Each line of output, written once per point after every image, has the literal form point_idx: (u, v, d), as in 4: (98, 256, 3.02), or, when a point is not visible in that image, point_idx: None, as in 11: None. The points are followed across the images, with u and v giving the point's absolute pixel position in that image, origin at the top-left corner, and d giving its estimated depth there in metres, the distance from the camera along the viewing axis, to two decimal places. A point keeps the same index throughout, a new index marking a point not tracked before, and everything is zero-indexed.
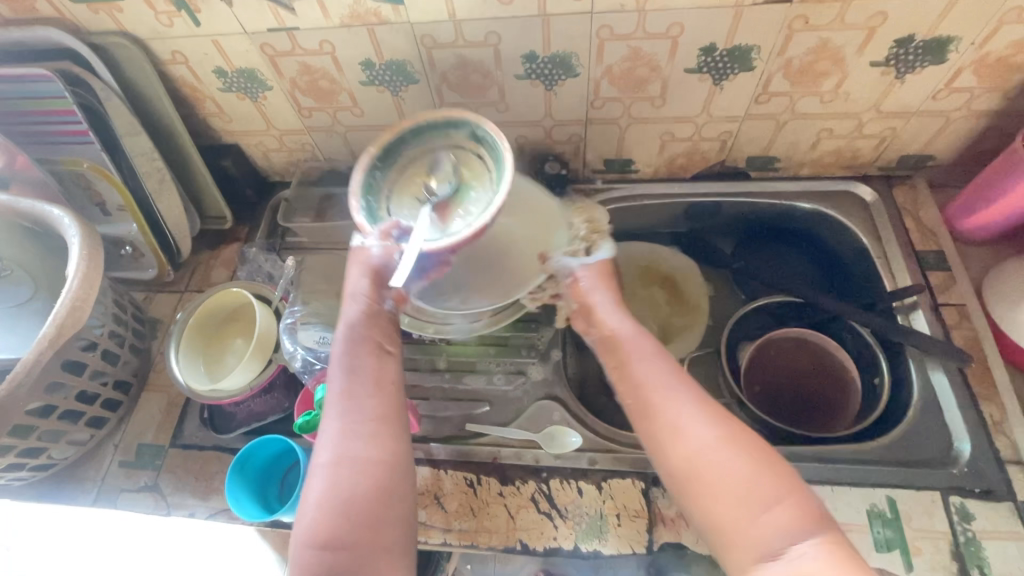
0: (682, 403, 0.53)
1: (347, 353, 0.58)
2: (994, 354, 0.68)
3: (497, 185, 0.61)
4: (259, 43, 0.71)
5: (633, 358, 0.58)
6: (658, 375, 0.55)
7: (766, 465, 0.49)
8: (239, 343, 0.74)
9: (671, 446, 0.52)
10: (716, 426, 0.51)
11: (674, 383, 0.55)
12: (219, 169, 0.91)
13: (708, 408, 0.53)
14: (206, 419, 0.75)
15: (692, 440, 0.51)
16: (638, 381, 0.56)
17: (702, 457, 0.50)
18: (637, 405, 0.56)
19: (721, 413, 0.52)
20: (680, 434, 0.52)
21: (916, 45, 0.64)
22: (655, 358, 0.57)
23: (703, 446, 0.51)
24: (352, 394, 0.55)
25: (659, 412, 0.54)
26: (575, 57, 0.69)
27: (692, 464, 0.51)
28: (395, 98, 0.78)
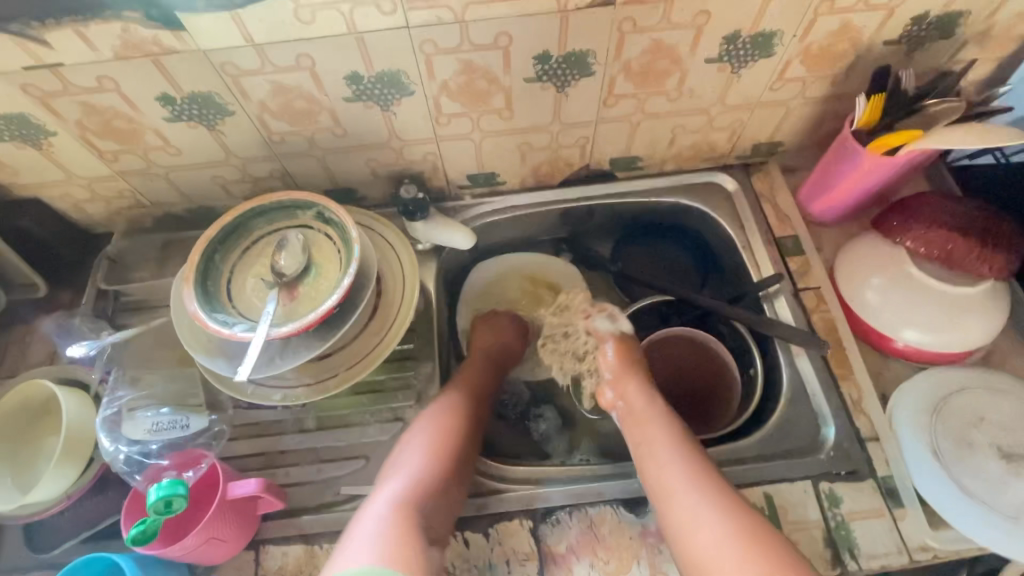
0: (698, 495, 0.56)
1: (467, 427, 0.66)
2: (848, 334, 0.71)
3: (344, 263, 0.62)
4: (19, 83, 0.59)
5: (656, 445, 0.62)
6: (674, 464, 0.59)
7: (779, 564, 0.50)
8: (53, 441, 0.63)
9: (687, 537, 0.54)
10: (729, 519, 0.54)
11: (696, 475, 0.58)
12: (16, 231, 0.76)
13: (724, 500, 0.55)
14: (26, 538, 0.62)
15: (705, 533, 0.54)
16: (661, 463, 0.60)
17: (719, 549, 0.52)
18: (659, 493, 0.59)
19: (733, 508, 0.55)
20: (694, 527, 0.54)
21: (743, 41, 0.64)
22: (678, 451, 0.61)
23: (712, 539, 0.53)
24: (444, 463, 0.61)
25: (677, 504, 0.56)
26: (404, 74, 0.63)
27: (705, 556, 0.52)
28: (213, 132, 0.68)
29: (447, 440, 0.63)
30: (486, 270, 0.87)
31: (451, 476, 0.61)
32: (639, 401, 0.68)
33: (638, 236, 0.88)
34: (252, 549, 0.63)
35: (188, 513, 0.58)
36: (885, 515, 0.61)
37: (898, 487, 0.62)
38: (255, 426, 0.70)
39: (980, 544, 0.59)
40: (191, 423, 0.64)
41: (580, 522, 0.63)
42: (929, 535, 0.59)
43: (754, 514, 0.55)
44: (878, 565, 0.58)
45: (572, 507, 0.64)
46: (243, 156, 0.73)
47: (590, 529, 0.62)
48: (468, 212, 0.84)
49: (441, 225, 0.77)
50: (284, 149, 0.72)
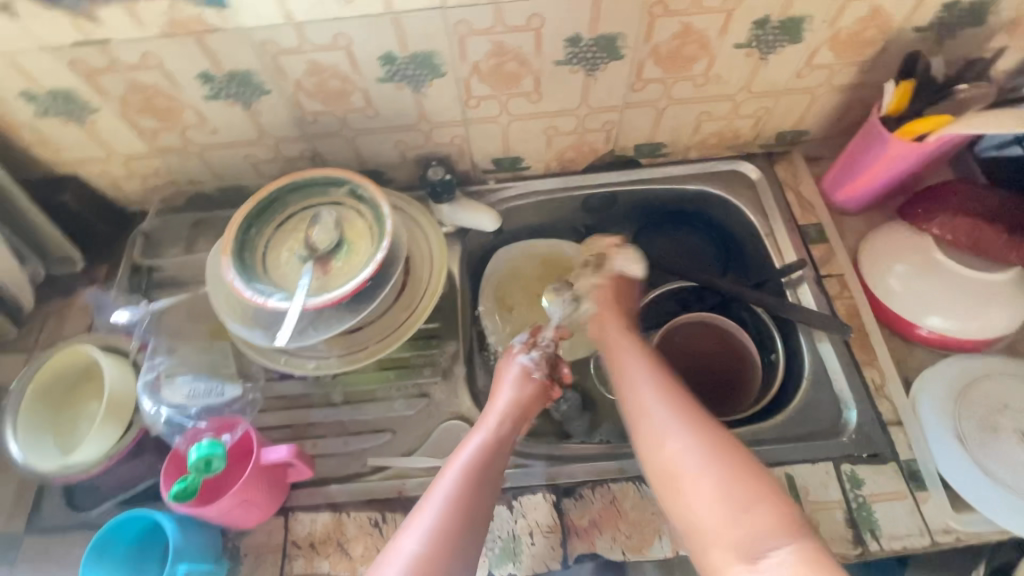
0: (667, 409, 0.60)
1: (498, 453, 0.62)
2: (872, 321, 0.71)
3: (377, 238, 0.64)
4: (67, 59, 0.61)
5: (628, 367, 0.66)
6: (643, 384, 0.63)
7: (740, 462, 0.55)
8: (95, 405, 0.65)
9: (655, 445, 0.58)
10: (694, 431, 0.57)
11: (663, 390, 0.62)
12: (56, 206, 0.78)
13: (691, 412, 0.59)
14: (67, 497, 0.66)
15: (672, 441, 0.57)
16: (631, 385, 0.64)
17: (680, 457, 0.56)
18: (634, 411, 0.62)
19: (699, 423, 0.58)
20: (663, 435, 0.58)
21: (772, 26, 0.64)
22: (645, 370, 0.65)
23: (681, 447, 0.57)
24: (479, 495, 0.58)
25: (648, 415, 0.61)
26: (437, 56, 0.64)
27: (673, 461, 0.56)
28: (249, 111, 0.70)
29: (482, 469, 0.59)
30: (506, 256, 0.88)
31: (485, 506, 0.58)
32: (611, 328, 0.71)
33: (660, 223, 0.88)
34: (283, 515, 0.65)
35: (223, 476, 0.60)
36: (907, 497, 0.61)
37: (920, 470, 0.63)
38: (283, 400, 0.72)
39: (1003, 527, 0.59)
40: (226, 391, 0.67)
41: (603, 497, 0.64)
42: (951, 517, 0.60)
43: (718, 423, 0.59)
44: (900, 546, 0.59)
45: (594, 482, 0.65)
46: (276, 136, 0.74)
47: (612, 504, 0.64)
48: (492, 196, 0.85)
49: (465, 208, 0.79)
50: (317, 129, 0.74)
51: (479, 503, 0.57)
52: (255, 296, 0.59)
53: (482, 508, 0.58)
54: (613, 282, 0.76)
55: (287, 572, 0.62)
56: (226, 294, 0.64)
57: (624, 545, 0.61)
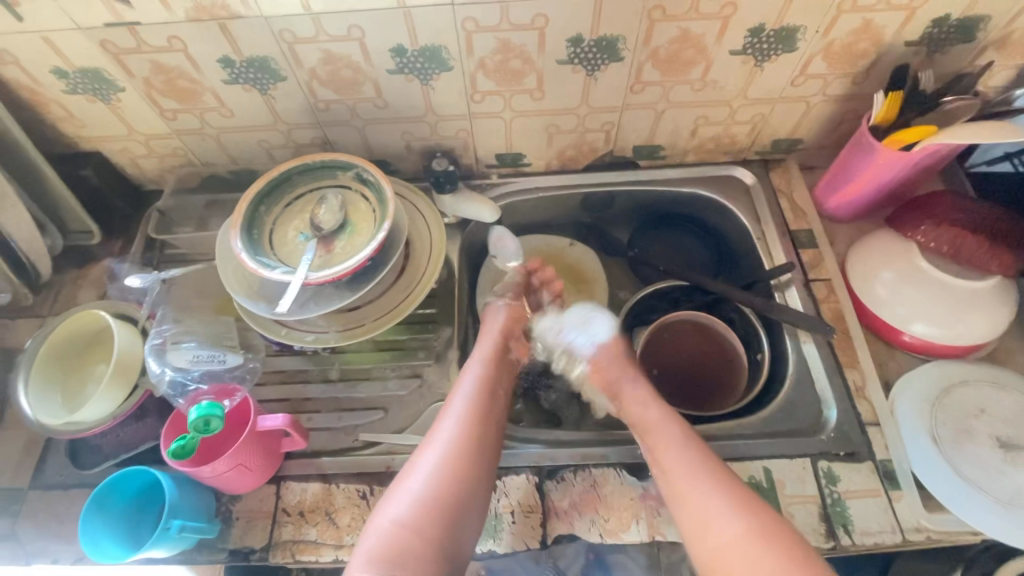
0: (716, 497, 0.58)
1: (495, 398, 0.68)
2: (856, 325, 0.73)
3: (379, 220, 0.67)
4: (98, 39, 0.65)
5: (663, 447, 0.63)
6: (685, 466, 0.61)
7: (773, 532, 0.55)
8: (102, 368, 0.68)
9: (688, 505, 0.58)
10: (746, 522, 0.56)
11: (704, 470, 0.60)
12: (78, 180, 0.82)
13: (722, 477, 0.59)
14: (72, 455, 0.69)
15: (707, 504, 0.58)
16: (668, 469, 0.61)
17: (729, 546, 0.55)
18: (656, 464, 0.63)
19: (752, 512, 0.56)
20: (696, 497, 0.58)
21: (767, 34, 0.67)
22: (669, 425, 0.65)
23: (713, 510, 0.57)
24: (478, 436, 0.63)
25: (677, 475, 0.60)
26: (445, 50, 0.67)
27: (706, 525, 0.57)
28: (264, 96, 0.74)
29: (479, 412, 0.65)
30: None
31: (486, 446, 0.63)
32: (624, 383, 0.72)
33: (657, 226, 0.91)
34: (274, 483, 0.67)
35: (219, 440, 0.63)
36: (881, 495, 0.63)
37: (896, 469, 0.64)
38: (282, 374, 0.75)
39: (974, 529, 0.61)
40: (228, 358, 0.70)
41: (584, 481, 0.66)
42: (924, 516, 0.61)
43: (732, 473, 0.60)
44: (872, 542, 0.60)
45: (576, 467, 0.67)
46: (289, 122, 0.78)
47: (592, 488, 0.65)
48: (494, 189, 0.88)
49: (464, 199, 0.81)
50: (328, 117, 0.77)
51: (480, 446, 0.62)
52: (259, 267, 0.62)
53: (482, 449, 0.62)
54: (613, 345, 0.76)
55: (275, 537, 0.64)
56: (234, 266, 0.68)
57: (602, 529, 0.63)
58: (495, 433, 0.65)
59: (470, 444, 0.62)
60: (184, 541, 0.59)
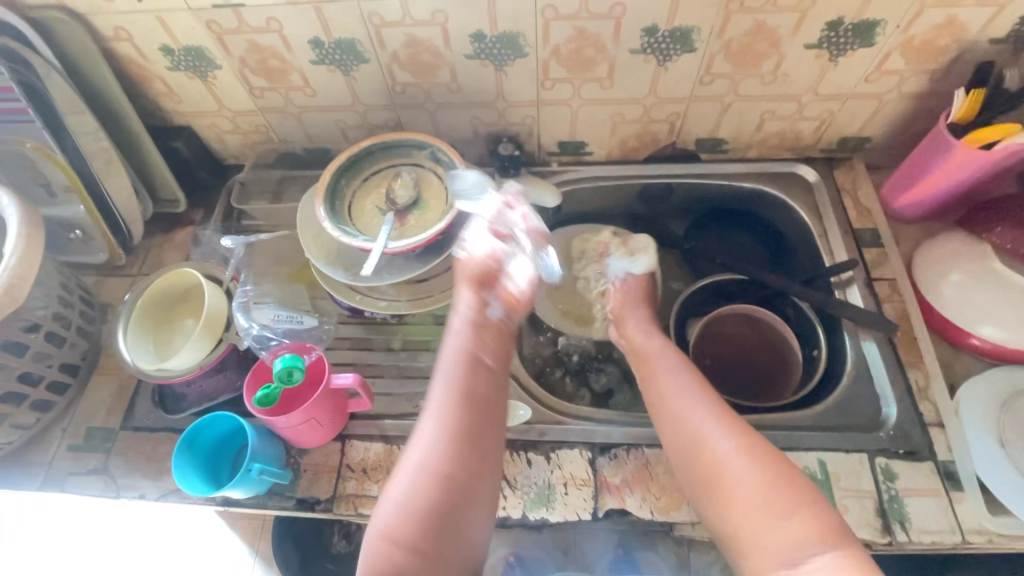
0: (708, 414, 0.61)
1: (473, 385, 0.62)
2: (920, 325, 0.72)
3: (452, 198, 0.70)
4: (205, 20, 0.71)
5: (659, 372, 0.67)
6: (678, 388, 0.64)
7: (768, 461, 0.56)
8: (190, 323, 0.74)
9: (695, 446, 0.59)
10: (737, 440, 0.58)
11: (694, 392, 0.63)
12: (170, 151, 0.88)
13: (728, 417, 0.60)
14: (158, 401, 0.75)
15: (715, 446, 0.58)
16: (661, 394, 0.65)
17: (719, 462, 0.57)
18: (658, 407, 0.65)
19: (746, 438, 0.58)
20: (705, 438, 0.59)
21: (845, 28, 0.67)
22: (679, 371, 0.66)
23: (722, 451, 0.58)
24: (455, 432, 0.59)
25: (684, 414, 0.62)
26: (522, 37, 0.70)
27: (715, 465, 0.57)
28: (347, 78, 0.78)
29: (456, 404, 0.61)
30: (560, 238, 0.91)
31: (466, 441, 0.59)
32: (636, 326, 0.75)
33: (715, 219, 0.91)
34: (340, 441, 0.71)
35: (295, 395, 0.68)
36: (941, 495, 0.62)
37: (958, 471, 0.63)
38: (349, 341, 0.79)
39: None
40: (305, 320, 0.76)
41: (637, 459, 0.67)
42: (987, 519, 0.60)
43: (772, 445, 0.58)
44: (929, 540, 0.60)
45: (629, 445, 0.68)
46: (367, 103, 0.82)
47: (645, 468, 0.67)
48: (554, 177, 0.90)
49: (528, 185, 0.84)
50: (403, 100, 0.81)
51: (474, 425, 0.60)
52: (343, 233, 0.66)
53: (478, 429, 0.60)
54: (642, 280, 0.80)
55: (339, 490, 0.68)
56: (315, 232, 0.72)
57: (653, 506, 0.64)
58: (477, 436, 0.59)
59: (461, 424, 0.59)
60: (259, 484, 0.64)
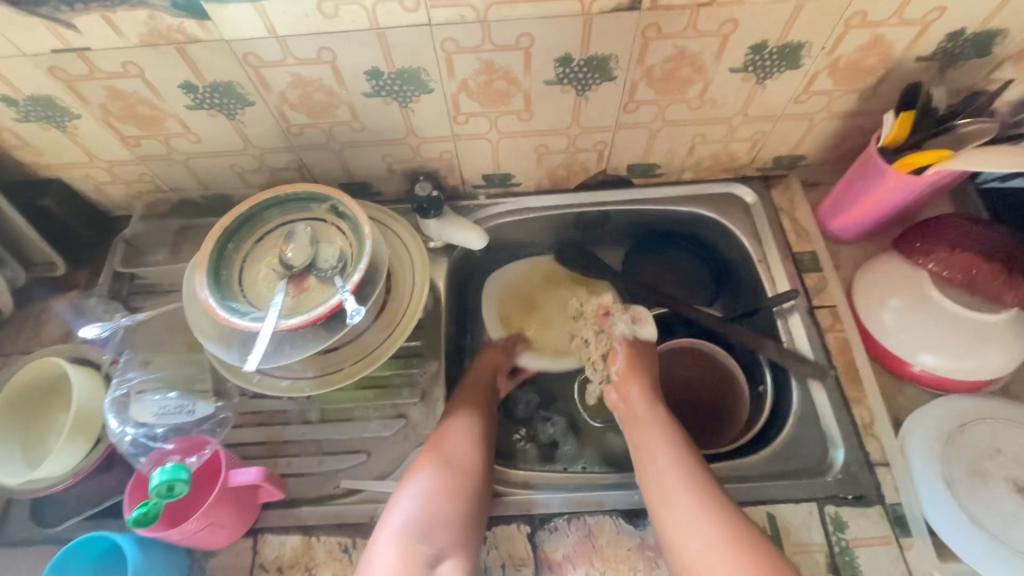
0: (697, 502, 0.57)
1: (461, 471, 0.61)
2: (862, 356, 0.69)
3: (355, 258, 0.62)
4: (46, 66, 0.60)
5: (651, 448, 0.63)
6: (670, 467, 0.60)
7: (755, 551, 0.53)
8: (63, 419, 0.64)
9: (678, 538, 0.56)
10: (723, 529, 0.55)
11: (688, 474, 0.59)
12: (38, 209, 0.77)
13: (716, 503, 0.57)
14: (33, 509, 0.65)
15: (695, 540, 0.55)
16: (659, 470, 0.61)
17: (708, 554, 0.53)
18: (650, 486, 0.60)
19: (735, 525, 0.55)
20: (688, 529, 0.56)
21: (770, 51, 0.62)
22: (673, 450, 0.62)
23: (703, 546, 0.54)
24: (435, 525, 0.57)
25: (671, 501, 0.58)
26: (424, 72, 0.63)
27: (697, 561, 0.54)
28: (233, 121, 0.69)
29: (440, 491, 0.59)
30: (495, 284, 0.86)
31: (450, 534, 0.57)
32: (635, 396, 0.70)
33: (656, 244, 0.86)
34: (251, 537, 0.63)
35: (189, 500, 0.59)
36: (892, 543, 0.59)
37: (907, 515, 0.61)
38: (258, 415, 0.71)
39: None
40: (197, 408, 0.66)
41: (579, 531, 0.62)
42: (937, 566, 0.58)
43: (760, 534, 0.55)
44: None
45: (571, 515, 0.63)
46: (262, 146, 0.73)
47: (588, 539, 0.62)
48: (481, 212, 0.83)
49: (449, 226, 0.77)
50: (303, 141, 0.72)
51: (456, 519, 0.58)
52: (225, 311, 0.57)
53: (460, 524, 0.58)
54: (633, 346, 0.74)
55: None
56: (202, 309, 0.63)
57: None
58: (458, 528, 0.57)
59: (444, 519, 0.57)
60: None
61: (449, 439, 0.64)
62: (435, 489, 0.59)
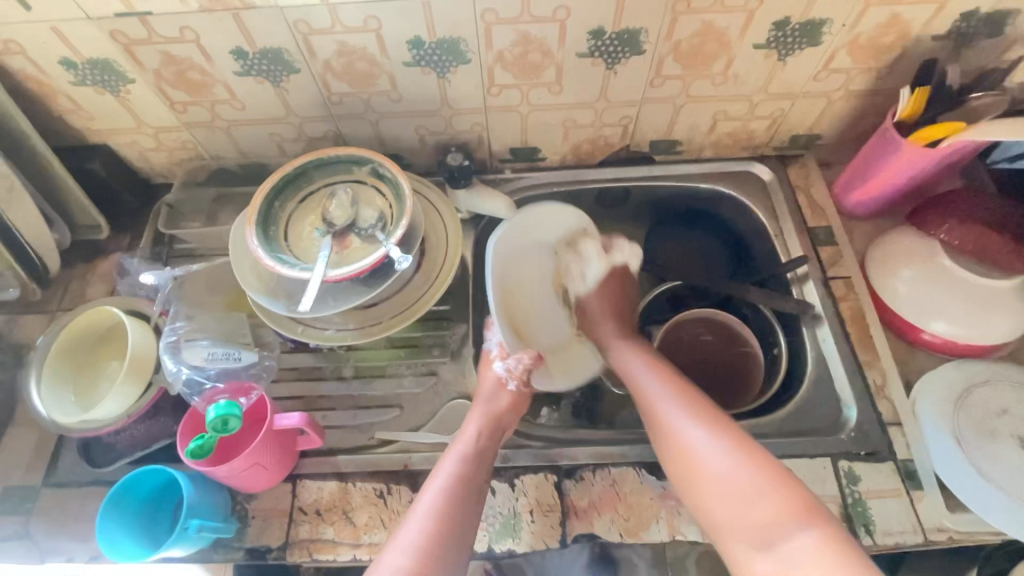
0: (682, 409, 0.62)
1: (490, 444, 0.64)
2: (875, 324, 0.73)
3: (396, 218, 0.66)
4: (109, 30, 0.63)
5: (637, 377, 0.69)
6: (656, 389, 0.66)
7: (745, 445, 0.58)
8: (114, 365, 0.68)
9: (672, 440, 0.61)
10: (710, 426, 0.60)
11: (670, 390, 0.65)
12: (85, 174, 0.80)
13: (702, 408, 0.62)
14: (84, 452, 0.69)
15: (686, 436, 0.60)
16: (645, 387, 0.67)
17: (704, 447, 0.58)
18: (646, 411, 0.65)
19: (719, 422, 0.60)
20: (679, 431, 0.61)
21: (793, 27, 0.66)
22: (652, 378, 0.67)
23: (696, 440, 0.59)
24: (471, 484, 0.60)
25: (661, 415, 0.63)
26: (463, 42, 0.66)
27: (693, 454, 0.59)
28: (278, 89, 0.72)
29: (473, 459, 0.62)
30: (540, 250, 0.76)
31: (477, 491, 0.61)
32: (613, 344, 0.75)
33: (674, 220, 0.90)
34: (290, 481, 0.67)
35: (235, 441, 0.62)
36: (903, 496, 0.62)
37: (917, 469, 0.64)
38: (296, 371, 0.74)
39: (996, 528, 0.60)
40: (243, 355, 0.70)
41: (603, 480, 0.66)
42: (946, 516, 0.61)
43: (755, 440, 0.59)
44: (893, 542, 0.60)
45: (595, 466, 0.66)
46: (302, 115, 0.77)
47: (612, 488, 0.65)
48: (508, 185, 0.86)
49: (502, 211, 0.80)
50: (342, 110, 0.76)
51: (478, 480, 0.61)
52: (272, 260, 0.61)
53: (480, 484, 0.61)
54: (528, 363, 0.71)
55: (292, 536, 0.63)
56: (249, 265, 0.67)
57: (622, 528, 0.63)
58: (484, 487, 0.62)
59: (475, 478, 0.61)
60: (201, 539, 0.59)
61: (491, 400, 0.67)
62: (472, 444, 0.63)
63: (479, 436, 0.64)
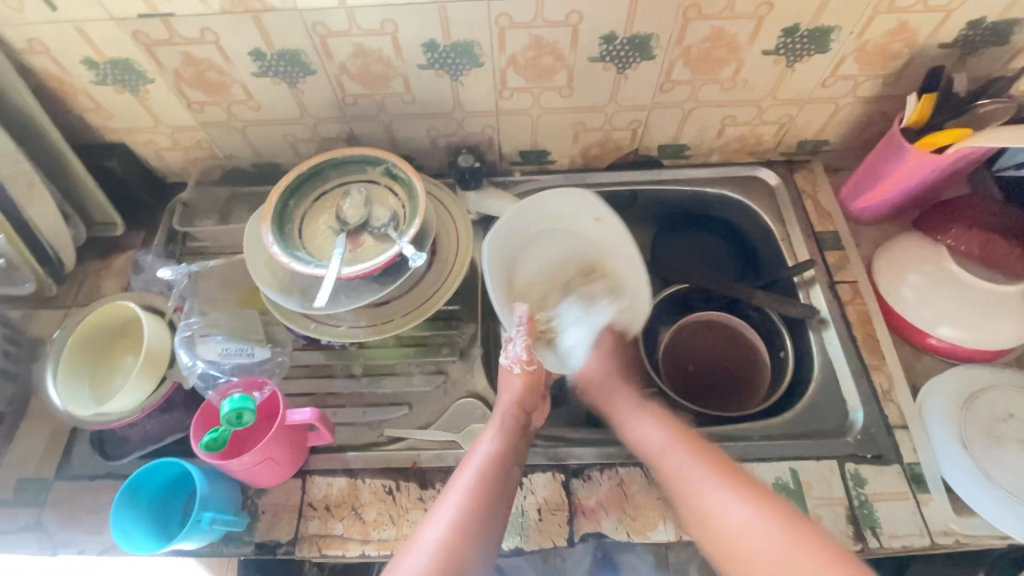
0: (714, 482, 0.54)
1: (515, 441, 0.64)
2: (881, 328, 0.73)
3: (409, 217, 0.67)
4: (131, 30, 0.65)
5: (658, 445, 0.61)
6: (682, 459, 0.58)
7: (788, 517, 0.50)
8: (130, 360, 0.69)
9: (712, 528, 0.52)
10: (752, 502, 0.52)
11: (698, 458, 0.57)
12: (103, 171, 0.82)
13: (740, 482, 0.54)
14: (97, 445, 0.69)
15: (728, 519, 0.52)
16: (668, 459, 0.59)
17: (744, 531, 0.50)
18: (675, 490, 0.57)
19: (755, 495, 0.52)
20: (719, 516, 0.52)
21: (801, 34, 0.67)
22: (674, 446, 0.59)
23: (736, 521, 0.51)
24: (496, 485, 0.59)
25: (692, 496, 0.55)
26: (477, 46, 0.67)
27: (737, 542, 0.50)
28: (294, 90, 0.73)
29: (499, 456, 0.61)
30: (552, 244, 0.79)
31: (502, 490, 0.59)
32: (628, 413, 0.67)
33: (681, 224, 0.90)
34: (300, 477, 0.67)
35: (247, 435, 0.63)
36: (909, 499, 0.63)
37: (923, 473, 0.64)
38: (307, 368, 0.75)
39: (1004, 533, 0.60)
40: (256, 352, 0.71)
41: (610, 480, 0.66)
42: (952, 520, 0.61)
43: (792, 507, 0.52)
44: (900, 545, 0.60)
45: (603, 466, 0.67)
46: (316, 116, 0.78)
47: (619, 488, 0.66)
48: (517, 187, 0.88)
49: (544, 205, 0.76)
50: (356, 112, 0.77)
51: (501, 478, 0.60)
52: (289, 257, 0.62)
53: (504, 481, 0.60)
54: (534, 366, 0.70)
55: (302, 531, 0.64)
56: (264, 262, 0.68)
57: (629, 528, 0.63)
58: (508, 485, 0.61)
59: (497, 480, 0.59)
60: (213, 532, 0.60)
61: (512, 400, 0.68)
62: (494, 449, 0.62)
63: (507, 415, 0.66)
